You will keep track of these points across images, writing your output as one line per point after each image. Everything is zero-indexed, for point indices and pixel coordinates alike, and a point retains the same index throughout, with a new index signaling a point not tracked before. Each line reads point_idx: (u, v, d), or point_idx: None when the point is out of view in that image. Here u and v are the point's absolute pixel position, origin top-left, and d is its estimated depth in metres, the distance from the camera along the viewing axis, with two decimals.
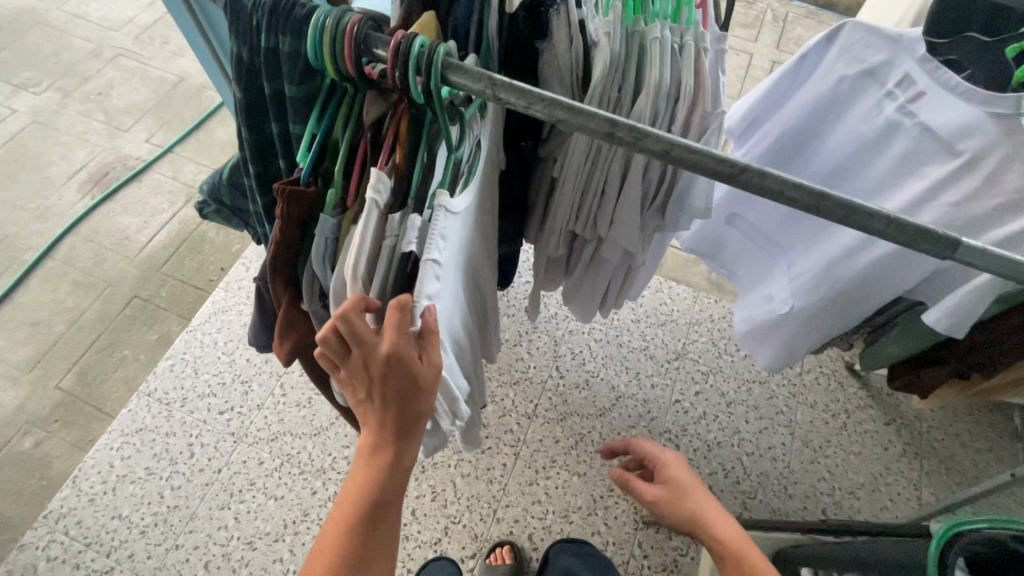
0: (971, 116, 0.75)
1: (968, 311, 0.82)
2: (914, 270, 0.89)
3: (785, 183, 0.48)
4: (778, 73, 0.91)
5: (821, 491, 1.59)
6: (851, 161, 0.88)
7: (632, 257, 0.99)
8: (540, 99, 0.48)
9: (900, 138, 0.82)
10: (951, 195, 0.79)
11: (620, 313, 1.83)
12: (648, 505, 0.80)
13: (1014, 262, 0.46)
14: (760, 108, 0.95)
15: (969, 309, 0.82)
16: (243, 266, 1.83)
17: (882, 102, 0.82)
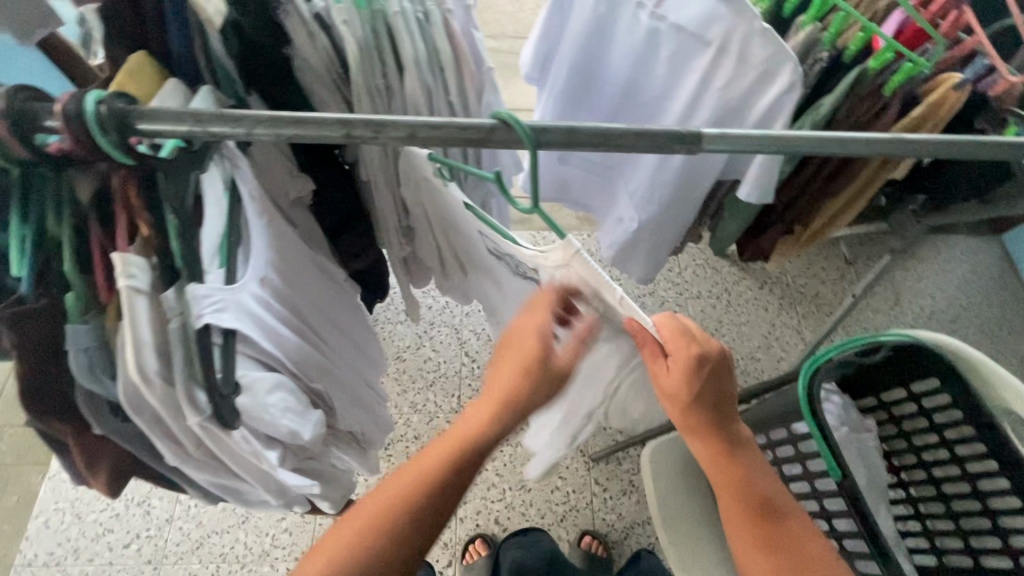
0: (706, 6, 0.76)
1: (769, 174, 0.88)
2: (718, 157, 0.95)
3: (535, 130, 0.45)
4: (547, 11, 0.92)
5: None
6: (633, 74, 0.91)
7: None
8: (257, 121, 0.43)
9: (660, 43, 0.84)
10: (718, 82, 0.81)
11: None
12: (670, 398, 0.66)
13: (753, 137, 0.47)
14: (546, 47, 0.97)
15: (768, 175, 0.88)
16: None
17: (636, 13, 0.84)
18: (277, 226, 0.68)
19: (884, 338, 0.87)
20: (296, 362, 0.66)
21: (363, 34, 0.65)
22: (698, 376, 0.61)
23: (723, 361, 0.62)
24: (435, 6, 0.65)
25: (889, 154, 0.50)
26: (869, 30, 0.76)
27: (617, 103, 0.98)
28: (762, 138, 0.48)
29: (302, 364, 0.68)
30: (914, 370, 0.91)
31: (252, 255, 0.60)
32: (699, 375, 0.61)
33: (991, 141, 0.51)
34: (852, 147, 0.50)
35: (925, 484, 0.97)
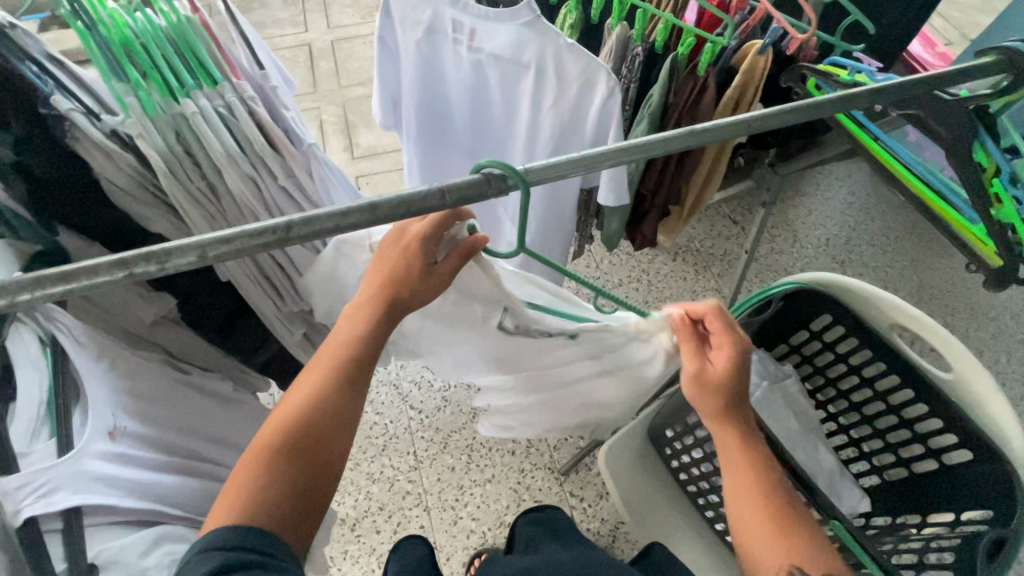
0: (512, 34, 0.76)
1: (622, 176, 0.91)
2: None
3: (336, 217, 0.43)
4: (376, 60, 0.93)
5: None
6: (475, 104, 0.92)
7: None
8: (20, 286, 0.38)
9: (487, 71, 0.85)
10: (547, 100, 0.81)
11: None
12: (709, 371, 0.63)
13: (556, 164, 0.48)
14: (389, 93, 0.98)
15: (620, 177, 0.91)
16: None
17: (457, 47, 0.85)
18: (122, 362, 0.63)
19: (771, 292, 0.92)
20: (183, 501, 0.61)
21: (164, 143, 0.62)
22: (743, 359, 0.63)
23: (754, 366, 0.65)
24: (234, 97, 0.63)
25: (695, 144, 0.52)
26: (668, 22, 0.81)
27: (471, 135, 0.98)
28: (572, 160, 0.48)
29: (194, 498, 0.63)
30: (810, 311, 0.98)
31: (91, 409, 0.55)
32: (741, 366, 0.63)
33: (784, 107, 0.53)
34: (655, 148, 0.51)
35: (849, 411, 1.02)
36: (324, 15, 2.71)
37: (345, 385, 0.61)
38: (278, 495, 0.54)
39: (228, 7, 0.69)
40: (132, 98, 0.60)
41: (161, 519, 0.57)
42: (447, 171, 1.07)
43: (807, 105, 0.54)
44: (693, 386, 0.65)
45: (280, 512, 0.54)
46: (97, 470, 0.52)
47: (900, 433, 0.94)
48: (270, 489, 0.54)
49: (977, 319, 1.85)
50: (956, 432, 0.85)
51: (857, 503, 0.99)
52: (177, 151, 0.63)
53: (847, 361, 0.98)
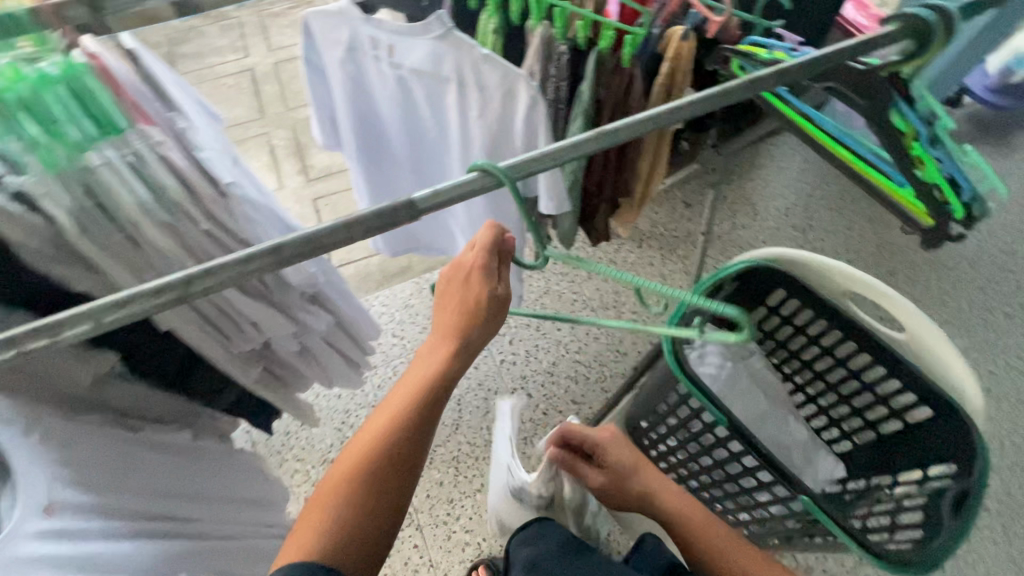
0: (427, 48, 0.75)
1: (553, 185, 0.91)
2: None
3: (239, 263, 0.42)
4: (305, 80, 0.91)
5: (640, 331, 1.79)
6: (407, 119, 0.90)
7: (316, 330, 0.91)
8: None
9: (411, 86, 0.83)
10: (473, 110, 0.80)
11: (405, 333, 1.79)
12: None
13: (462, 183, 0.47)
14: (323, 112, 0.95)
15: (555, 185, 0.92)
16: None
17: (379, 63, 0.83)
18: (64, 440, 0.62)
19: (723, 274, 0.93)
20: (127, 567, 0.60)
21: (73, 199, 0.59)
22: None
23: None
24: (142, 145, 0.61)
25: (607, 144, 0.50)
26: (588, 19, 0.80)
27: (409, 149, 0.96)
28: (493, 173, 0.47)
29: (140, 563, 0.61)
30: (765, 287, 0.98)
31: (20, 495, 0.56)
32: None
33: (689, 100, 0.53)
34: (571, 153, 0.50)
35: (814, 381, 1.03)
36: (263, 37, 2.65)
37: (428, 399, 0.64)
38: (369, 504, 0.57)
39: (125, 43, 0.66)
40: (31, 155, 0.57)
41: None
42: (390, 186, 1.05)
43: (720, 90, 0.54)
44: None
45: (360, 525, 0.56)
46: (26, 555, 0.52)
47: (865, 397, 0.96)
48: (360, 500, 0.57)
49: (937, 271, 1.89)
50: (915, 391, 0.86)
51: (832, 468, 1.01)
52: (87, 206, 0.60)
53: (806, 332, 0.99)
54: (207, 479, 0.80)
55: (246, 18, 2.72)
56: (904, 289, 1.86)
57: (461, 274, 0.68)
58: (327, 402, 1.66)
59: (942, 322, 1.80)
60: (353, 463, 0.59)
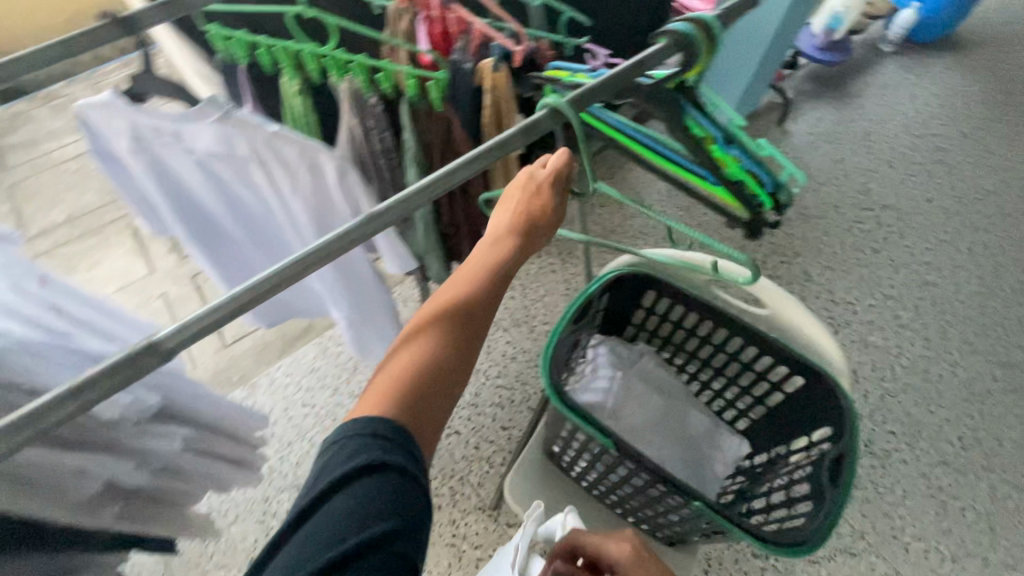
0: (212, 131, 0.69)
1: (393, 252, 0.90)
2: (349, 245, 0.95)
3: None
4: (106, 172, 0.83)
5: None
6: (226, 198, 0.83)
7: (173, 449, 0.82)
8: None
9: (214, 168, 0.76)
10: (284, 185, 0.74)
11: (317, 400, 1.69)
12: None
13: (204, 315, 0.46)
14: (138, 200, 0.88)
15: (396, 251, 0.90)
16: None
17: (173, 150, 0.76)
18: None
19: (590, 289, 0.91)
20: None
21: None
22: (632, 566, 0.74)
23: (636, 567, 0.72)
24: None
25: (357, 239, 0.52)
26: (386, 69, 0.77)
27: (242, 225, 0.90)
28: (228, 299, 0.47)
29: None
30: (635, 292, 0.99)
31: None
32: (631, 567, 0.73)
33: (423, 182, 0.55)
34: (317, 259, 0.50)
35: (704, 368, 1.06)
36: None
37: (484, 304, 0.65)
38: (428, 391, 0.57)
39: None
40: None
41: None
42: (237, 267, 0.98)
43: (460, 165, 0.57)
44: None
45: (416, 409, 0.55)
46: None
47: (747, 375, 0.99)
48: (421, 382, 0.57)
49: (810, 222, 2.03)
50: (784, 364, 0.90)
51: (738, 448, 1.03)
52: None
53: (684, 326, 1.01)
54: None
55: (81, 94, 2.49)
56: (786, 245, 1.98)
57: (529, 180, 0.72)
58: (242, 496, 1.53)
59: (824, 268, 1.93)
60: (416, 351, 0.59)
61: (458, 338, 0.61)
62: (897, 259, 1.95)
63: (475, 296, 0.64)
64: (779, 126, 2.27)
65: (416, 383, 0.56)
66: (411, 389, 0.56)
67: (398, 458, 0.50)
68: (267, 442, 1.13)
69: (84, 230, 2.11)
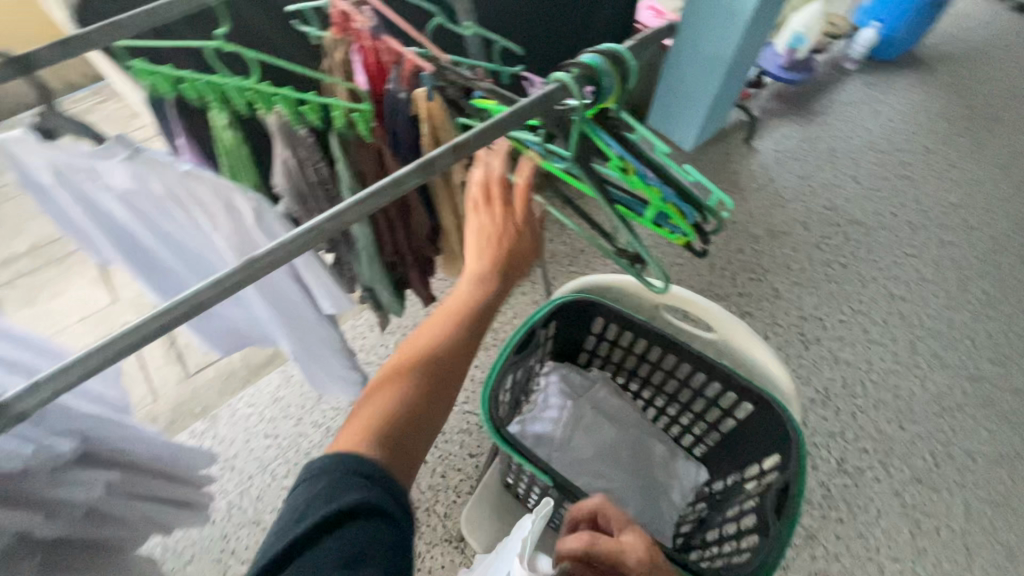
0: (124, 170, 0.69)
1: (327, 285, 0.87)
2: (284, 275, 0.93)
3: None
4: None
5: None
6: (148, 236, 0.82)
7: (97, 496, 0.79)
8: None
9: (131, 205, 0.76)
10: (204, 221, 0.76)
11: (279, 430, 1.65)
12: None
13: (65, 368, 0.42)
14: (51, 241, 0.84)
15: None
16: None
17: (84, 191, 0.74)
18: None
19: (534, 319, 0.90)
20: None
21: None
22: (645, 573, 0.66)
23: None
24: None
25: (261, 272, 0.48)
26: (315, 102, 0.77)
27: (167, 262, 0.89)
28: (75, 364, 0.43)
29: None
30: (583, 319, 0.98)
31: None
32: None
33: (306, 228, 0.50)
34: (208, 297, 0.47)
35: (658, 393, 1.04)
36: None
37: (462, 331, 0.72)
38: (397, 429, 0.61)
39: None
40: None
41: None
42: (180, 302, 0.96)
43: (389, 183, 0.53)
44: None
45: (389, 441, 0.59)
46: None
47: (700, 402, 0.97)
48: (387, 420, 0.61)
49: (778, 239, 2.04)
50: (733, 390, 0.88)
51: (695, 474, 1.01)
52: None
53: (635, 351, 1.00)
54: None
55: None
56: (755, 261, 1.98)
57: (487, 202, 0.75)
58: (199, 533, 1.48)
59: (792, 284, 1.93)
60: (389, 388, 0.64)
61: (433, 371, 0.67)
62: (865, 274, 1.96)
63: (453, 332, 0.71)
64: (746, 143, 2.30)
65: (383, 422, 0.60)
66: (380, 424, 0.60)
67: (366, 488, 0.52)
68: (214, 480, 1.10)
69: (45, 259, 2.07)
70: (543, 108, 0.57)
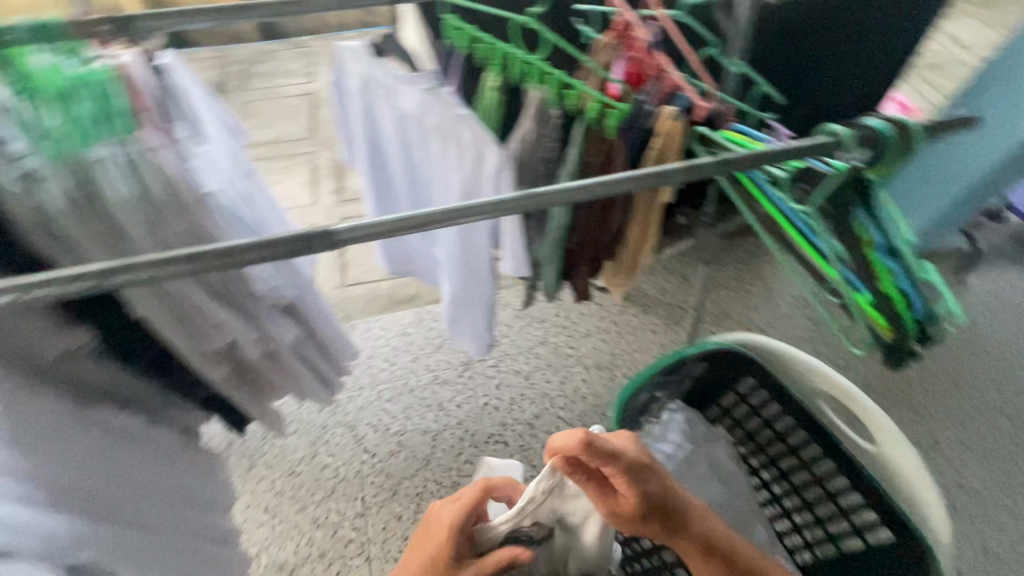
0: (418, 98, 0.81)
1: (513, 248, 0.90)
2: (481, 226, 0.99)
3: (167, 261, 0.50)
4: (332, 106, 1.01)
5: None
6: (405, 155, 0.95)
7: (281, 341, 0.95)
8: None
9: (406, 127, 0.89)
10: (449, 162, 0.84)
11: (397, 360, 1.82)
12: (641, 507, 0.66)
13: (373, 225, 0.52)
14: (345, 133, 1.05)
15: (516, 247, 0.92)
16: None
17: (382, 104, 0.89)
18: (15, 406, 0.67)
19: (686, 352, 0.92)
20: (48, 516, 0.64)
21: (70, 186, 0.65)
22: (648, 498, 0.66)
23: (658, 503, 0.66)
24: (135, 150, 0.68)
25: (525, 207, 0.57)
26: (579, 89, 0.86)
27: (405, 185, 1.02)
28: (381, 225, 0.54)
29: (57, 517, 0.65)
30: (734, 372, 0.95)
31: None
32: (648, 508, 0.66)
33: (569, 185, 0.56)
34: (479, 212, 0.56)
35: (779, 480, 0.97)
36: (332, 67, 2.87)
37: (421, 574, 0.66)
38: None
39: (167, 66, 0.81)
40: (44, 144, 0.65)
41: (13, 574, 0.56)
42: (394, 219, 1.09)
43: (647, 174, 0.58)
44: (641, 518, 0.67)
45: None
46: None
47: (827, 507, 0.89)
48: None
49: (959, 388, 1.77)
50: (876, 511, 0.80)
51: None
52: (79, 195, 0.66)
53: (773, 427, 0.94)
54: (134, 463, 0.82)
55: (319, 48, 2.97)
56: (923, 401, 1.74)
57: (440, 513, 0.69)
58: (306, 415, 1.69)
59: (960, 444, 1.66)
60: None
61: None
62: None
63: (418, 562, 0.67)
64: (955, 274, 2.03)
65: None
66: None
67: None
68: (348, 374, 1.25)
69: (279, 153, 2.49)
70: (807, 153, 0.59)
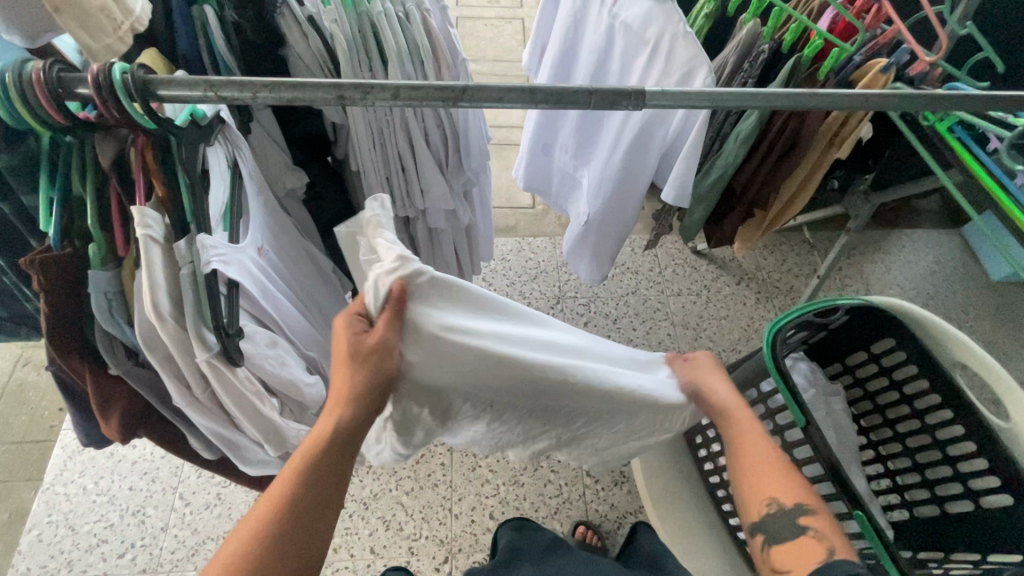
0: (645, 7, 0.84)
1: (683, 177, 0.96)
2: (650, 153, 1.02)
3: (500, 91, 0.51)
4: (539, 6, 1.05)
5: (726, 355, 1.64)
6: (598, 70, 0.99)
7: (458, 219, 1.04)
8: (262, 85, 0.47)
9: (615, 37, 0.92)
10: (651, 80, 0.88)
11: (494, 282, 1.76)
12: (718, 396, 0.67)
13: (686, 94, 0.54)
14: (538, 38, 1.09)
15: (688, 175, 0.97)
16: (58, 404, 1.45)
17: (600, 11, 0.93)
18: (273, 215, 0.76)
19: (838, 302, 0.90)
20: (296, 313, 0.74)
21: (351, 30, 0.74)
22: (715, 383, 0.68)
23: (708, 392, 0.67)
24: (412, 6, 0.77)
25: (816, 106, 0.56)
26: (801, 24, 0.87)
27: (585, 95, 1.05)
28: (701, 95, 0.54)
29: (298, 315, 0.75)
30: (875, 330, 0.94)
31: (251, 224, 0.66)
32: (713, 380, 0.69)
33: (859, 92, 0.57)
34: (781, 102, 0.56)
35: (891, 441, 1.01)
36: None
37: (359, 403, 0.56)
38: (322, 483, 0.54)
39: None
40: None
41: (281, 355, 0.65)
42: None
43: (930, 96, 0.58)
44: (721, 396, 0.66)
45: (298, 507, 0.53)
46: (255, 271, 0.62)
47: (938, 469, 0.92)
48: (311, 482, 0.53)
49: None
50: (1002, 475, 0.82)
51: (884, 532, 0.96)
52: (356, 40, 0.75)
53: (902, 390, 0.95)
54: (332, 294, 0.94)
55: None
56: None
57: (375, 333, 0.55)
58: None
59: None
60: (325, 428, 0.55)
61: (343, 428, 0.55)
62: None
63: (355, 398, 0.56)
64: None
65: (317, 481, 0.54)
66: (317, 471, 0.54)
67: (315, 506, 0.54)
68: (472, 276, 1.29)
69: None
70: None
